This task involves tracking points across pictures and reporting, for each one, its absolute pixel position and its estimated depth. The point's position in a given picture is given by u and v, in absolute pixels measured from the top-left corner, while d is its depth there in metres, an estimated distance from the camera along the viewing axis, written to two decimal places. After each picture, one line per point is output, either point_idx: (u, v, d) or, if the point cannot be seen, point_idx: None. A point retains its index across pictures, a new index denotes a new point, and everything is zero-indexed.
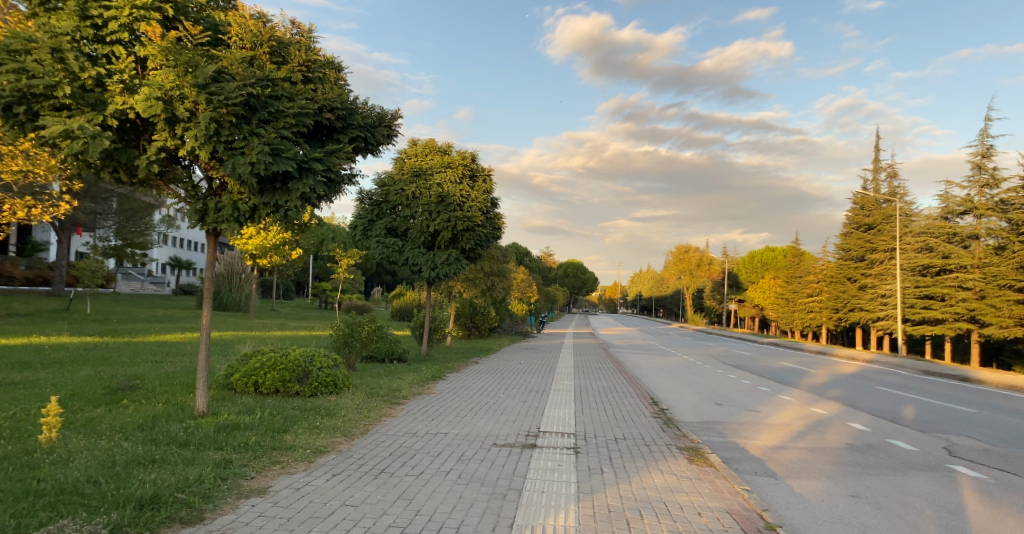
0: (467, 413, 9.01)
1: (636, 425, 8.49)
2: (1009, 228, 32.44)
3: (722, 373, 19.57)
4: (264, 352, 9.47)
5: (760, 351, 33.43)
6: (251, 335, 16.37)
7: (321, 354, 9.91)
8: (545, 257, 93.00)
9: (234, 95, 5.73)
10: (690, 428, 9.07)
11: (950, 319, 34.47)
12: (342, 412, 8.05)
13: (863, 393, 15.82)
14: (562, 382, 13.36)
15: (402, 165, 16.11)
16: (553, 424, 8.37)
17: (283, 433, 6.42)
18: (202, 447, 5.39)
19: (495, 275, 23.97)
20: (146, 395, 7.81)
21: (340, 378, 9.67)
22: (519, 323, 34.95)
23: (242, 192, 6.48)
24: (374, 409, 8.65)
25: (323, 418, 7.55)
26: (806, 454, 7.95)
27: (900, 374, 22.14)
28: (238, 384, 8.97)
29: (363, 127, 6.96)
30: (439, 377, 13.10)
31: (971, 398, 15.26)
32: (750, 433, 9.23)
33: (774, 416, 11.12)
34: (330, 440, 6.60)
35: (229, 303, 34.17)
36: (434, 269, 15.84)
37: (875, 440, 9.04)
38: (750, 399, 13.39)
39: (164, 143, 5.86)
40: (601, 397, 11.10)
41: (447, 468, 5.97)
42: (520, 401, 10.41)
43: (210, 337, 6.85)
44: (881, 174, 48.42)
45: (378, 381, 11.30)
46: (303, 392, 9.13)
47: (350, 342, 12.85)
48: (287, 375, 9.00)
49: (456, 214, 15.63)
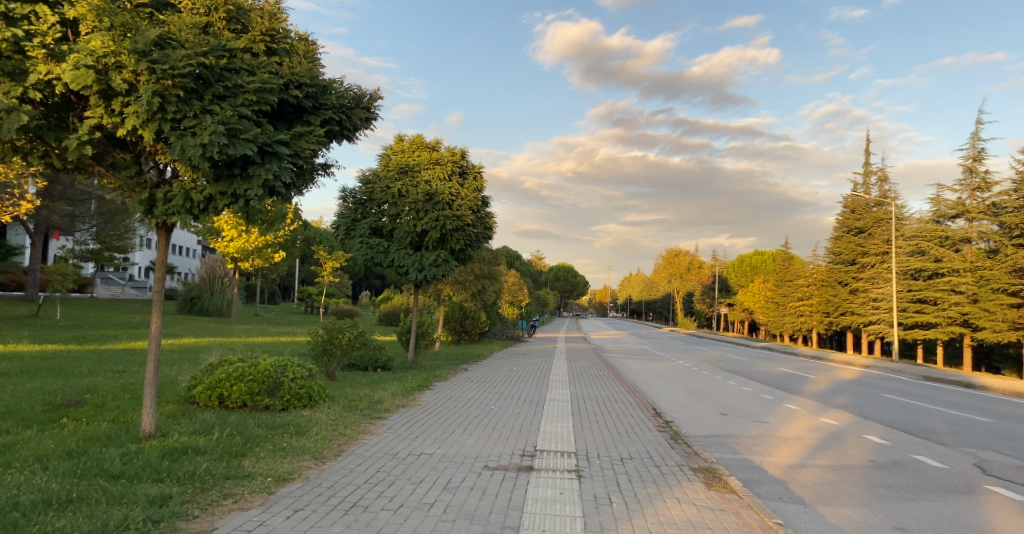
0: (456, 429, 8.18)
1: (641, 442, 7.70)
2: (1001, 231, 32.16)
3: (719, 380, 18.86)
4: (232, 362, 8.59)
5: (754, 356, 32.80)
6: (225, 342, 15.43)
7: (296, 363, 9.07)
8: (536, 260, 92.24)
9: (181, 65, 4.88)
10: (700, 444, 8.31)
11: (943, 323, 34.07)
12: (314, 430, 7.20)
13: (870, 401, 15.18)
14: (558, 391, 12.55)
15: (388, 161, 15.30)
16: (549, 440, 7.57)
17: (241, 457, 5.55)
18: (136, 480, 4.53)
19: (486, 278, 23.18)
20: (92, 413, 6.90)
21: (315, 390, 8.83)
22: (510, 327, 34.17)
23: (196, 180, 5.65)
24: (352, 425, 7.81)
25: (293, 438, 6.70)
26: (829, 474, 7.18)
27: (900, 379, 21.61)
28: (201, 398, 8.09)
29: (337, 109, 6.16)
30: (425, 386, 12.25)
31: (980, 406, 14.67)
32: (764, 449, 8.46)
33: (783, 428, 10.37)
34: (296, 466, 5.77)
35: (211, 309, 32.97)
36: (421, 271, 15.00)
37: (899, 457, 8.29)
38: (755, 408, 12.70)
39: (99, 121, 5.02)
40: (599, 409, 10.33)
41: (430, 500, 5.13)
42: (513, 413, 9.62)
43: (158, 347, 5.95)
44: (871, 177, 48.23)
45: (359, 392, 10.46)
46: (274, 406, 8.28)
47: (330, 350, 11.98)
48: (257, 387, 8.15)
49: (445, 213, 14.81)
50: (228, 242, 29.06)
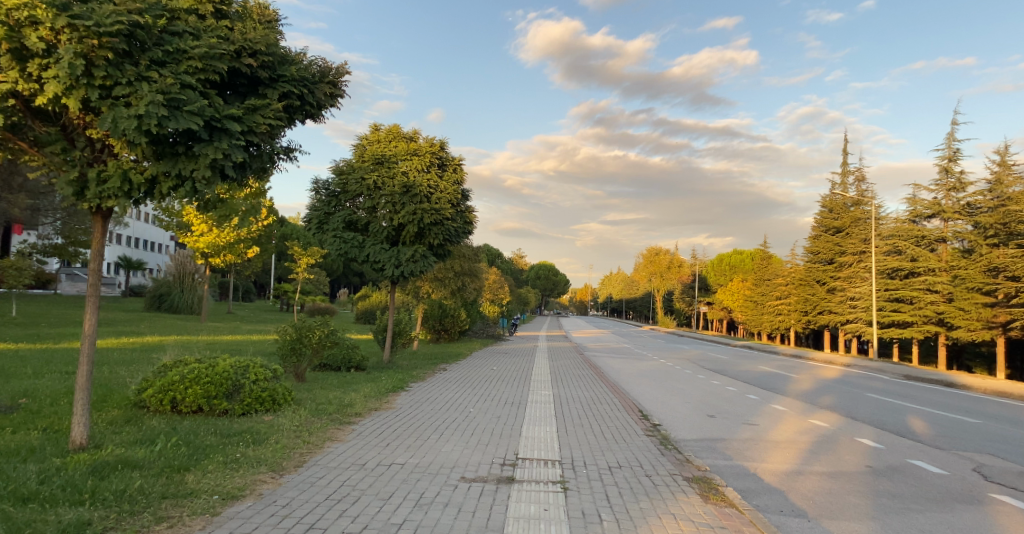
0: (431, 435, 7.61)
1: (629, 448, 7.21)
2: (976, 231, 32.46)
3: (702, 379, 18.53)
4: (188, 363, 7.89)
5: (735, 354, 32.68)
6: (190, 341, 14.63)
7: (259, 363, 8.39)
8: (516, 259, 91.46)
9: (109, 22, 4.25)
10: (690, 449, 7.86)
11: (918, 322, 34.35)
12: (274, 438, 6.56)
13: (856, 401, 14.93)
14: (540, 392, 12.02)
15: (363, 152, 14.63)
16: (531, 446, 7.04)
17: (185, 472, 4.89)
18: (49, 505, 3.87)
19: (466, 276, 22.56)
20: (23, 420, 6.19)
21: (279, 393, 8.19)
22: (491, 326, 33.67)
23: (135, 159, 5.00)
24: (318, 432, 7.20)
25: (248, 447, 6.05)
26: (827, 483, 6.75)
27: (883, 378, 21.56)
28: (152, 402, 7.41)
29: (297, 81, 5.55)
30: (401, 388, 11.63)
31: (966, 406, 14.49)
32: (757, 454, 8.02)
33: (774, 430, 9.96)
34: (249, 480, 5.13)
35: (180, 306, 31.89)
36: (398, 267, 14.40)
37: (896, 461, 7.90)
38: (742, 409, 12.33)
39: (14, 87, 4.36)
40: (584, 411, 9.84)
41: (399, 519, 4.54)
42: (494, 417, 9.06)
43: (91, 347, 5.25)
44: (849, 177, 48.66)
45: (328, 394, 9.81)
46: (233, 411, 7.63)
47: (300, 349, 11.25)
48: (214, 390, 7.48)
49: (422, 206, 14.18)
50: (198, 236, 27.97)
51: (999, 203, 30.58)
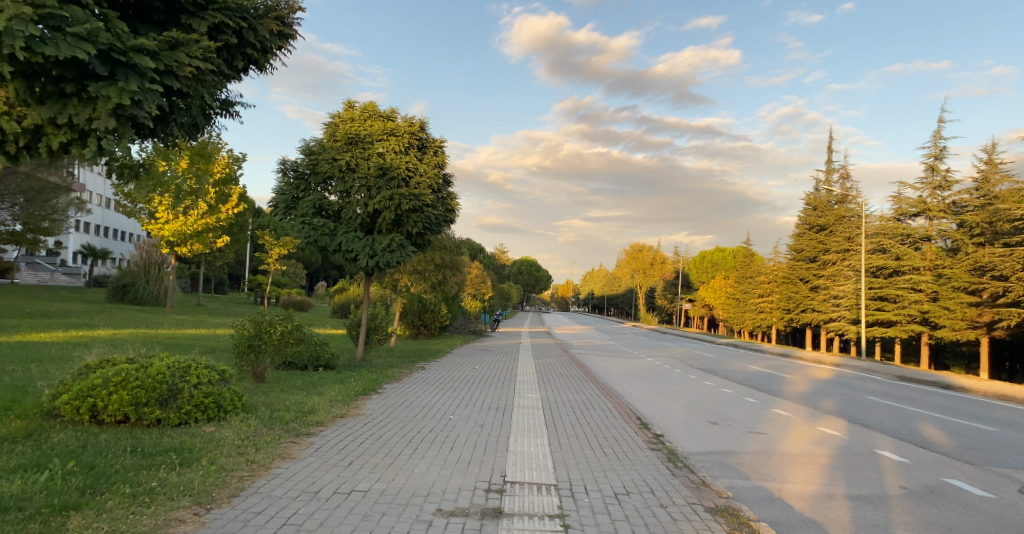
0: (403, 450, 6.51)
1: (632, 467, 6.19)
2: (961, 230, 32.17)
3: (695, 379, 17.65)
4: (115, 363, 6.65)
5: (722, 353, 32.06)
6: (138, 336, 13.28)
7: (202, 362, 7.20)
8: (498, 254, 90.36)
9: None
10: (700, 466, 6.89)
11: (902, 321, 33.95)
12: (207, 458, 5.34)
13: (857, 404, 14.13)
14: (526, 395, 10.96)
15: (335, 131, 13.38)
16: (521, 465, 5.98)
17: (71, 513, 3.73)
18: None
19: (448, 268, 21.36)
20: None
21: (225, 399, 7.00)
22: (472, 322, 32.63)
23: (11, 101, 3.81)
24: (266, 447, 6.04)
25: (173, 471, 4.84)
26: (865, 509, 5.81)
27: (876, 379, 20.92)
28: (66, 410, 6.20)
29: (231, 11, 4.36)
30: (373, 390, 10.46)
31: (972, 410, 13.73)
32: (775, 472, 7.05)
33: (785, 440, 9.06)
34: (161, 521, 3.92)
35: (145, 297, 30.31)
36: (372, 257, 13.25)
37: (931, 481, 6.98)
38: (744, 415, 11.42)
39: None
40: (576, 418, 8.84)
41: None
42: (476, 425, 8.01)
43: None
44: (834, 175, 48.46)
45: (287, 398, 8.65)
46: (167, 420, 6.45)
47: (258, 347, 10.06)
48: (144, 396, 6.29)
49: (400, 190, 13.01)
50: (162, 224, 26.32)
51: (985, 202, 30.18)
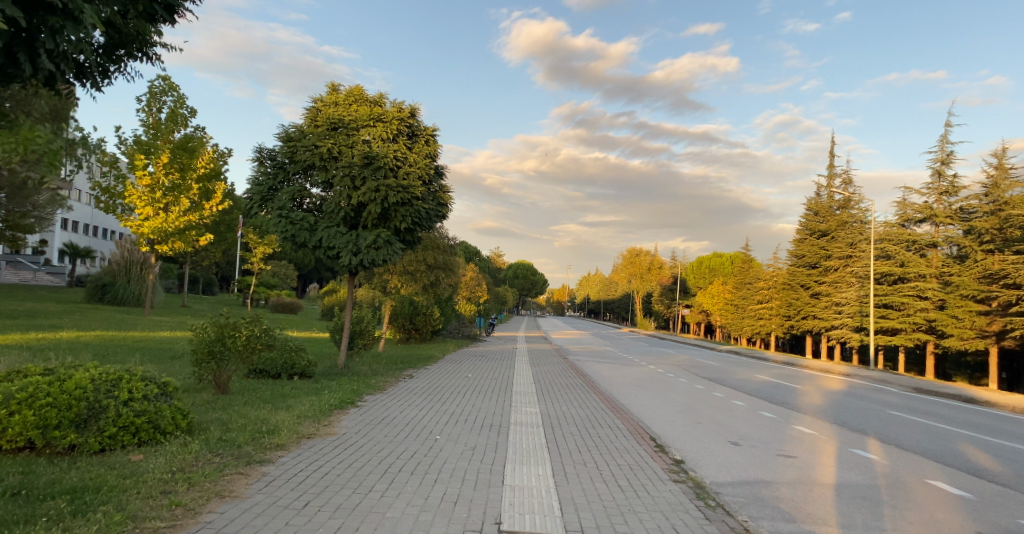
0: (377, 484, 5.32)
1: (657, 511, 5.00)
2: (968, 237, 31.24)
3: (703, 390, 16.53)
4: (26, 374, 5.45)
5: (724, 360, 30.94)
6: (94, 341, 12.06)
7: (138, 372, 5.96)
8: (494, 256, 89.28)
9: None
10: (734, 504, 5.72)
11: (907, 329, 32.67)
12: (112, 504, 4.11)
13: (883, 420, 12.96)
14: (524, 410, 9.77)
15: (316, 115, 12.24)
16: (524, 509, 4.78)
17: None
18: None
19: (440, 269, 20.10)
20: None
21: (165, 418, 5.84)
22: (467, 326, 31.44)
23: None
24: (199, 482, 4.82)
25: (57, 527, 3.64)
26: None
27: (892, 392, 19.76)
28: None
29: None
30: (350, 403, 9.25)
31: (1008, 429, 12.58)
32: (824, 511, 5.86)
33: (821, 466, 7.93)
34: None
35: (126, 298, 29.12)
36: (356, 255, 12.10)
37: (1010, 525, 5.83)
38: (764, 432, 10.28)
39: None
40: (583, 440, 7.64)
41: None
42: (466, 449, 6.82)
43: None
44: (836, 181, 47.64)
45: (246, 414, 7.46)
46: (84, 446, 5.26)
47: (220, 354, 8.84)
48: (55, 416, 5.09)
49: (387, 181, 11.86)
50: (142, 221, 25.13)
51: (995, 208, 29.12)
